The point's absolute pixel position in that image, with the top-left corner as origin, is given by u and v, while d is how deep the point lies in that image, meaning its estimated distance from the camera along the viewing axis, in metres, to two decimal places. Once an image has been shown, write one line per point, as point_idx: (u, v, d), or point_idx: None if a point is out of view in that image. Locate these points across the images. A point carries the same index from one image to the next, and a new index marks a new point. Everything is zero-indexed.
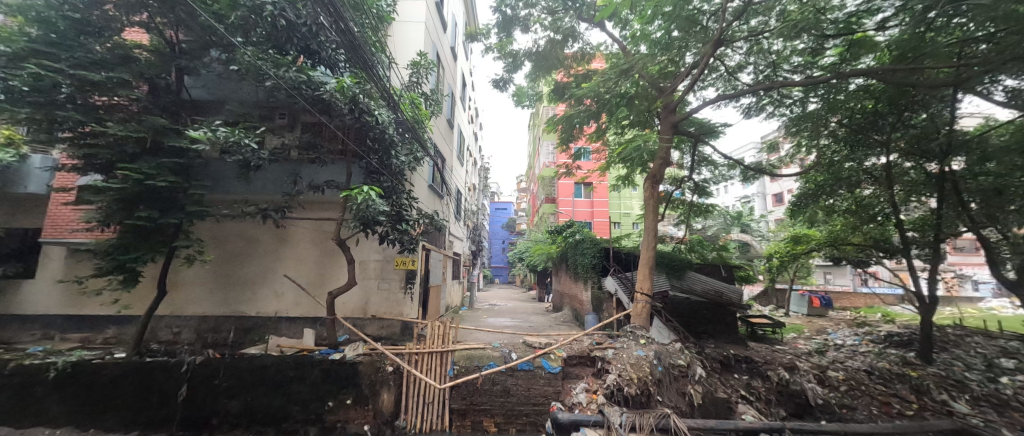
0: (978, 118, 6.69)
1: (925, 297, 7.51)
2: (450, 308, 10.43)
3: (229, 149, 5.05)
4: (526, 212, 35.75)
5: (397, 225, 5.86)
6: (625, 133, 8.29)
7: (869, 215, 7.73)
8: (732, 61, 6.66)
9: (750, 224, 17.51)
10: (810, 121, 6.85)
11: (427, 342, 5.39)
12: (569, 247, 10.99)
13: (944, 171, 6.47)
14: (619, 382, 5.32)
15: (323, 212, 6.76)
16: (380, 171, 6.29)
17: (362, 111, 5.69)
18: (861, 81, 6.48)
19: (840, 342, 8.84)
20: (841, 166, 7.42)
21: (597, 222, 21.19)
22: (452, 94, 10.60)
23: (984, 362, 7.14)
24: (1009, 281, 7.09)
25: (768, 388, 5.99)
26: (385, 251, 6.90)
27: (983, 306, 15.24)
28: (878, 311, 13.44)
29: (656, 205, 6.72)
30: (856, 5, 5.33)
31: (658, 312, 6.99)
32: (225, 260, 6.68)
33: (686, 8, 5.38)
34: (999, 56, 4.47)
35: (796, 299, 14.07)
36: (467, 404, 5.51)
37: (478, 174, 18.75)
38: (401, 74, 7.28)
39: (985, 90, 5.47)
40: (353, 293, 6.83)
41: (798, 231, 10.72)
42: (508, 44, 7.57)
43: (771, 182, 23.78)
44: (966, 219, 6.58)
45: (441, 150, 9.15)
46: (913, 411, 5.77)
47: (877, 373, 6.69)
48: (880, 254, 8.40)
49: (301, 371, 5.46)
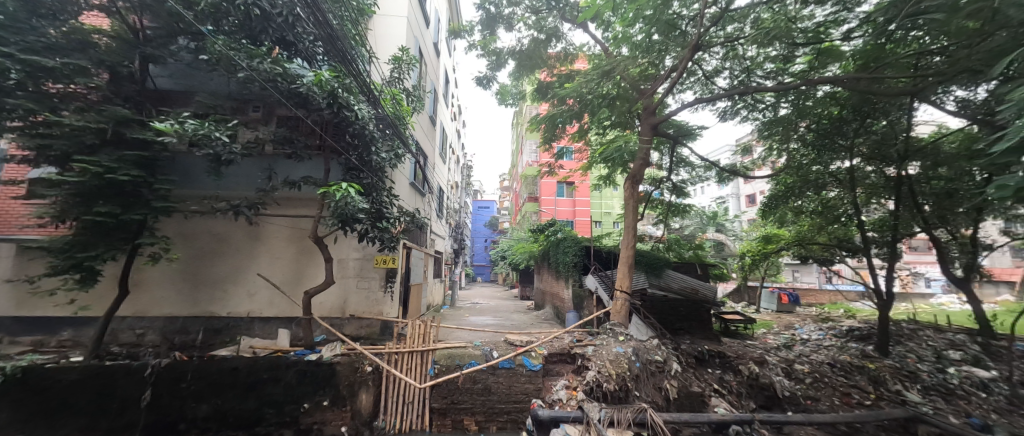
0: (932, 125, 7.13)
1: (882, 294, 7.98)
2: (431, 307, 10.35)
3: (199, 142, 4.84)
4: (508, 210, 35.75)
5: (377, 223, 5.74)
6: (607, 133, 8.42)
7: (833, 216, 8.15)
8: (709, 65, 6.87)
9: (725, 224, 18.13)
10: (782, 125, 7.16)
11: (408, 342, 5.36)
12: (551, 245, 11.09)
13: (901, 175, 6.84)
14: (599, 378, 5.48)
15: (300, 209, 6.59)
16: (361, 168, 6.22)
17: (341, 106, 5.57)
18: (828, 88, 6.74)
19: (806, 337, 9.28)
20: (808, 169, 7.77)
21: (579, 221, 21.48)
22: (435, 91, 10.48)
23: (934, 353, 7.66)
24: (957, 278, 7.63)
25: (739, 381, 6.22)
26: (364, 249, 6.78)
27: (934, 302, 16.30)
28: (841, 308, 14.16)
29: (636, 206, 6.86)
30: (824, 15, 5.63)
31: (636, 310, 7.15)
32: (194, 258, 6.39)
33: (666, 12, 5.50)
34: (952, 68, 4.81)
35: (767, 295, 14.69)
36: (448, 403, 5.48)
37: (460, 171, 18.62)
38: (381, 69, 7.17)
39: (938, 99, 5.84)
40: (331, 292, 6.68)
41: (769, 231, 11.17)
42: (491, 41, 7.55)
43: (745, 184, 24.73)
44: (919, 220, 7.07)
45: (423, 147, 9.04)
46: (871, 401, 6.13)
47: (838, 366, 7.05)
48: (844, 253, 8.90)
49: (276, 372, 5.32)
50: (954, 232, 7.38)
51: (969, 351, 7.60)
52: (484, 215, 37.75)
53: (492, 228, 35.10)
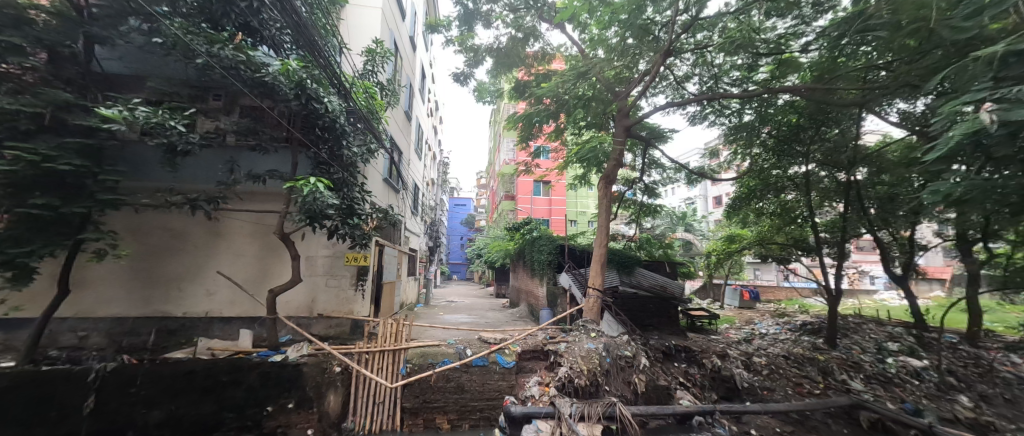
0: (878, 134, 7.69)
1: (832, 290, 8.58)
2: (405, 306, 10.22)
3: (151, 130, 4.55)
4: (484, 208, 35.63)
5: (348, 219, 5.57)
6: (583, 134, 8.55)
7: (791, 217, 8.68)
8: (680, 71, 7.13)
9: (693, 224, 18.88)
10: (745, 131, 7.62)
11: (379, 341, 5.24)
12: (526, 244, 11.17)
13: (851, 180, 7.35)
14: (571, 374, 5.56)
15: (265, 205, 6.30)
16: (331, 162, 6.03)
17: (310, 98, 5.37)
18: (788, 97, 7.20)
19: (765, 331, 9.83)
20: (769, 173, 8.26)
21: (554, 220, 21.72)
22: (411, 85, 10.30)
23: (875, 345, 8.33)
24: (897, 276, 8.30)
25: (703, 374, 6.49)
26: (334, 247, 6.58)
27: (878, 298, 17.65)
28: (796, 304, 15.12)
29: (610, 205, 6.99)
30: (785, 27, 6.01)
31: (608, 307, 7.33)
32: (145, 255, 5.95)
33: (640, 17, 5.62)
34: (894, 82, 5.25)
35: (730, 292, 15.44)
36: (420, 402, 5.43)
37: (437, 167, 18.41)
38: (354, 61, 6.95)
39: (884, 110, 6.31)
40: (297, 291, 6.43)
41: (734, 231, 11.74)
42: (468, 38, 7.49)
43: (712, 186, 25.88)
44: (865, 222, 7.66)
45: (398, 142, 8.85)
46: (820, 390, 6.58)
47: (792, 358, 7.52)
48: (799, 253, 9.51)
49: (237, 374, 5.08)
50: (894, 233, 8.02)
51: (905, 342, 8.33)
52: (459, 212, 37.50)
53: (467, 226, 34.89)
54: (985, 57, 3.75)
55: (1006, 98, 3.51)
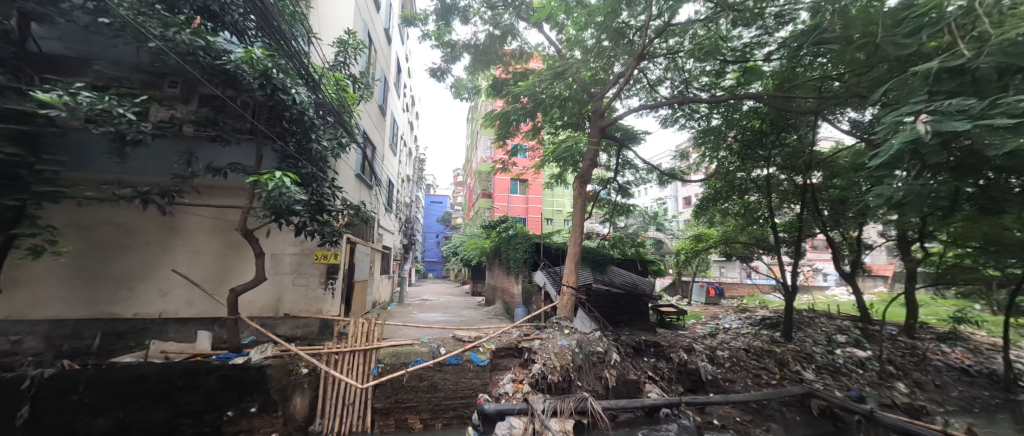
0: (832, 141, 8.22)
1: (788, 286, 9.15)
2: (378, 304, 10.01)
3: (95, 118, 4.20)
4: (460, 206, 35.39)
5: (317, 216, 5.39)
6: (559, 133, 8.67)
7: (753, 217, 9.17)
8: (653, 74, 7.33)
9: (664, 223, 19.48)
10: (712, 134, 7.98)
11: (349, 341, 5.09)
12: (502, 242, 11.20)
13: (808, 184, 7.82)
14: (544, 371, 5.65)
15: (226, 199, 5.98)
16: (299, 156, 5.78)
17: (275, 88, 5.10)
18: (752, 103, 7.49)
19: (728, 326, 10.33)
20: (734, 176, 8.62)
21: (530, 218, 21.89)
22: (386, 79, 10.04)
23: (826, 337, 8.95)
24: (846, 273, 8.92)
25: (670, 368, 6.73)
26: (302, 244, 6.36)
27: (829, 294, 18.92)
28: (757, 299, 16.00)
29: (584, 204, 7.09)
30: (750, 36, 6.30)
31: (581, 304, 7.47)
32: (89, 252, 5.47)
33: (615, 20, 5.77)
34: (846, 92, 5.63)
35: (697, 289, 16.13)
36: (392, 403, 5.33)
37: (412, 163, 18.10)
38: (325, 51, 6.70)
39: (836, 118, 6.75)
40: (261, 290, 6.14)
41: (701, 230, 12.22)
42: (446, 33, 7.35)
43: (682, 186, 26.96)
44: (819, 223, 8.20)
45: (371, 136, 8.61)
46: (776, 380, 6.99)
47: (752, 351, 7.91)
48: (760, 251, 10.07)
49: (195, 378, 4.81)
50: (844, 234, 8.63)
51: (852, 335, 8.99)
52: (434, 210, 37.09)
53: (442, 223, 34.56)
54: (923, 72, 4.12)
55: (938, 111, 3.87)
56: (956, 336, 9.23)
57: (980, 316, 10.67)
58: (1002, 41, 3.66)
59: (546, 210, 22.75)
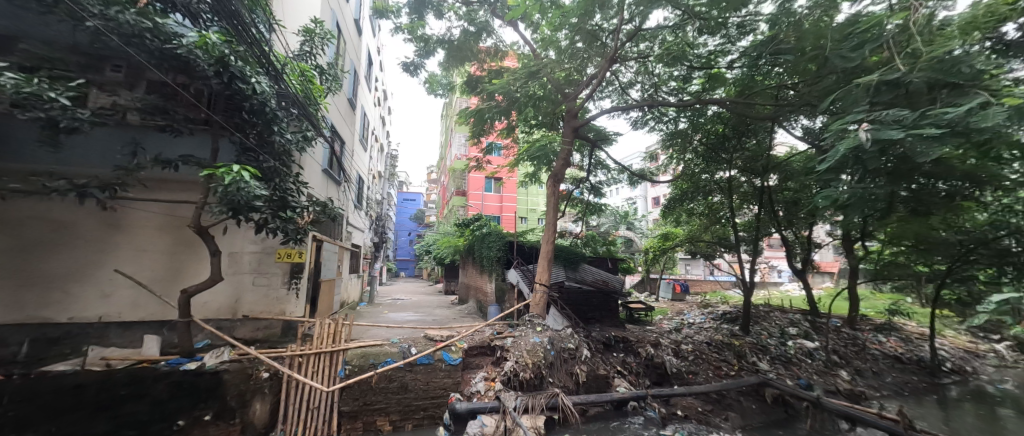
0: (787, 146, 8.77)
1: (747, 283, 9.68)
2: (346, 304, 9.71)
3: (22, 102, 3.76)
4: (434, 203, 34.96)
5: (279, 213, 5.12)
6: (533, 132, 8.72)
7: (716, 217, 9.64)
8: (624, 78, 7.53)
9: (634, 222, 20.07)
10: (679, 137, 8.32)
11: (315, 343, 4.83)
12: (475, 240, 11.18)
13: (765, 187, 8.33)
14: (516, 368, 5.69)
15: (178, 194, 5.57)
16: (258, 149, 5.48)
17: (233, 77, 4.80)
18: (716, 109, 7.86)
19: (692, 321, 10.79)
20: (699, 177, 8.92)
21: (504, 216, 21.92)
22: (355, 71, 9.69)
23: (779, 330, 9.57)
24: (798, 270, 9.56)
25: (638, 362, 6.95)
26: (263, 242, 6.06)
27: (784, 289, 20.20)
28: (719, 295, 16.87)
29: (557, 203, 7.16)
30: (714, 44, 6.61)
31: (553, 302, 7.57)
32: (13, 249, 4.86)
33: (588, 23, 5.89)
34: (799, 101, 6.03)
35: (664, 286, 16.76)
36: (360, 405, 5.18)
37: (383, 159, 17.64)
38: (289, 40, 6.38)
39: (790, 126, 7.21)
40: (217, 291, 5.77)
41: (668, 229, 12.69)
42: (419, 27, 7.17)
43: (651, 187, 28.01)
44: (776, 223, 8.74)
45: (339, 131, 8.30)
46: (735, 371, 7.38)
47: (713, 344, 8.32)
48: (723, 249, 10.61)
49: (141, 386, 4.47)
50: (796, 233, 9.25)
51: (802, 327, 9.67)
52: (407, 208, 36.47)
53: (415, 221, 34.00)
54: (865, 85, 4.47)
55: (877, 120, 4.23)
56: (891, 327, 10.12)
57: (910, 308, 11.78)
58: (930, 59, 4.07)
59: (519, 208, 22.84)
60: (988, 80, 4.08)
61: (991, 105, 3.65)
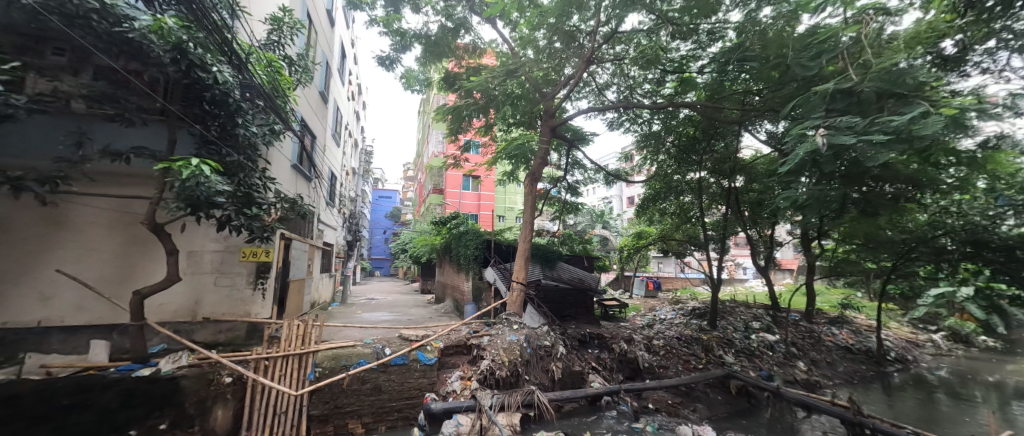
0: (752, 149, 9.20)
1: (715, 280, 10.09)
2: (317, 305, 9.39)
3: None
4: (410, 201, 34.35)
5: (244, 209, 4.87)
6: (511, 131, 8.72)
7: (687, 216, 9.99)
8: (601, 79, 7.66)
9: (610, 221, 20.48)
10: (653, 138, 8.56)
11: (282, 345, 4.63)
12: (453, 238, 11.08)
13: (732, 188, 8.71)
14: (492, 366, 5.69)
15: (129, 189, 5.14)
16: (220, 142, 5.17)
17: (192, 65, 4.46)
18: (687, 112, 8.13)
19: (663, 317, 11.15)
20: (671, 178, 9.21)
21: (482, 215, 21.78)
22: (328, 63, 9.35)
23: (744, 324, 10.04)
24: (762, 267, 10.05)
25: (612, 358, 7.10)
26: (226, 240, 5.75)
27: (749, 286, 21.21)
28: (689, 292, 17.51)
29: (534, 201, 7.20)
30: (685, 50, 6.83)
31: (530, 300, 7.62)
32: None
33: (565, 24, 5.95)
34: (762, 106, 6.33)
35: (638, 283, 17.23)
36: (331, 408, 5.03)
37: (356, 156, 17.17)
38: (254, 28, 6.07)
39: (756, 130, 7.56)
40: (174, 292, 5.43)
41: (642, 228, 13.03)
42: (394, 20, 6.99)
43: (626, 187, 28.77)
44: (741, 222, 9.15)
45: (310, 125, 7.99)
46: (703, 365, 7.68)
47: (683, 338, 8.62)
48: (693, 247, 11.01)
49: (88, 395, 4.14)
50: (761, 232, 9.73)
51: (764, 321, 10.19)
52: (382, 205, 35.71)
53: (391, 219, 33.27)
54: (822, 92, 4.74)
55: (832, 126, 4.49)
56: (844, 320, 10.85)
57: (860, 302, 12.64)
58: (880, 70, 4.37)
59: (497, 207, 22.80)
60: (930, 92, 4.41)
61: (931, 114, 3.95)
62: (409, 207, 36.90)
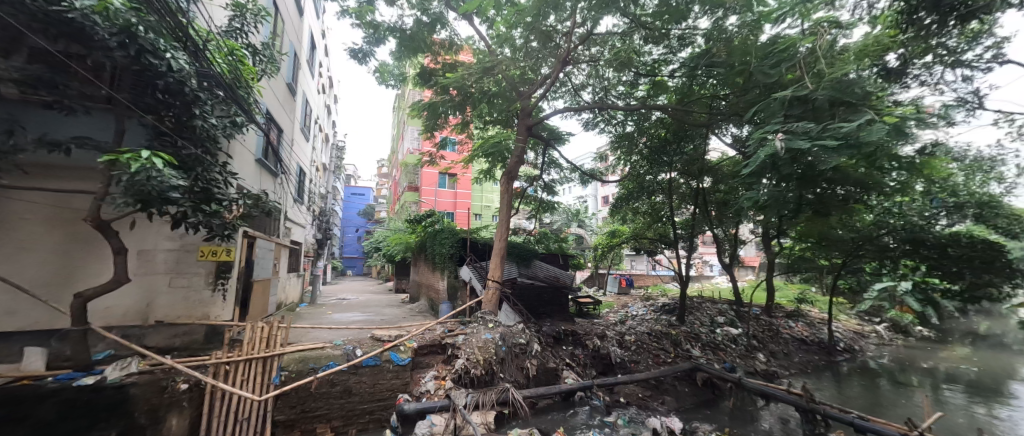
0: (720, 152, 9.59)
1: (684, 277, 10.47)
2: (284, 305, 9.01)
3: None
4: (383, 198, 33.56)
5: (202, 206, 4.58)
6: (488, 129, 8.67)
7: (658, 216, 10.31)
8: (577, 80, 7.75)
9: (585, 220, 20.80)
10: (626, 139, 8.78)
11: (244, 348, 4.38)
12: (428, 237, 10.91)
13: (700, 188, 9.07)
14: (467, 365, 5.66)
15: (70, 183, 4.70)
16: (176, 134, 4.83)
17: (142, 50, 4.13)
18: (659, 114, 8.37)
19: (636, 313, 11.48)
20: (644, 178, 9.47)
21: (458, 213, 21.54)
22: (296, 53, 8.95)
23: (710, 319, 10.50)
24: (727, 264, 10.53)
25: (585, 354, 7.23)
26: (181, 239, 5.39)
27: (715, 282, 22.18)
28: (660, 288, 18.16)
29: (510, 200, 7.19)
30: (658, 54, 7.03)
31: (506, 298, 7.63)
32: None
33: (542, 23, 5.97)
34: (729, 111, 6.62)
35: (611, 280, 17.67)
36: (298, 413, 4.84)
37: (326, 151, 16.56)
38: (214, 13, 5.71)
39: (723, 133, 7.90)
40: (122, 294, 5.02)
41: (616, 227, 13.33)
42: (367, 12, 6.76)
43: (601, 186, 29.35)
44: (708, 221, 9.55)
45: (276, 118, 7.61)
46: (672, 358, 7.97)
47: (653, 334, 8.87)
48: (664, 246, 11.37)
49: (20, 408, 3.78)
50: (726, 231, 10.18)
51: (728, 316, 10.68)
52: (354, 202, 34.75)
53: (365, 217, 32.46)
54: (781, 99, 5.01)
55: (790, 131, 4.77)
56: (800, 314, 11.56)
57: (814, 297, 13.50)
58: (833, 80, 4.67)
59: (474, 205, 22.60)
60: (876, 101, 4.74)
61: (876, 122, 4.26)
62: (381, 205, 35.96)
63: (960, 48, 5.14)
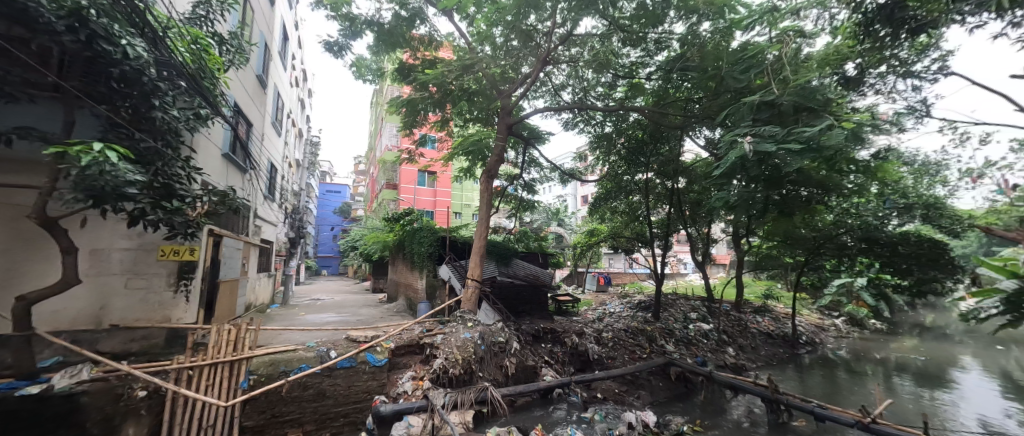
0: (694, 153, 9.89)
1: (659, 274, 10.76)
2: (253, 306, 8.64)
3: None
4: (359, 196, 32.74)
5: (162, 202, 4.30)
6: (468, 127, 8.60)
7: (634, 215, 10.54)
8: (557, 80, 7.81)
9: (564, 219, 21.00)
10: (605, 140, 8.92)
11: (209, 353, 4.15)
12: (406, 235, 10.73)
13: (675, 188, 9.33)
14: (445, 365, 5.60)
15: (13, 177, 4.30)
16: (133, 125, 4.52)
17: (94, 35, 3.82)
18: (636, 115, 8.54)
19: (613, 310, 11.71)
20: (621, 178, 9.67)
21: (437, 212, 21.29)
22: (266, 44, 8.58)
23: (683, 315, 10.85)
24: (700, 262, 10.89)
25: (563, 351, 7.30)
26: (140, 237, 5.11)
27: (688, 279, 22.92)
28: (636, 286, 18.62)
29: (490, 199, 7.16)
30: (636, 56, 7.17)
31: (485, 297, 7.60)
32: None
33: (523, 23, 5.97)
34: (702, 114, 6.84)
35: (589, 279, 17.97)
36: (267, 418, 4.65)
37: (298, 146, 15.99)
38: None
39: (696, 136, 8.17)
40: (72, 296, 4.61)
41: (595, 226, 13.53)
42: (343, 4, 6.55)
43: (579, 185, 29.72)
44: (682, 221, 9.85)
45: (245, 111, 7.29)
46: (647, 354, 8.16)
47: (630, 330, 9.06)
48: (640, 244, 11.63)
49: None
50: (699, 230, 10.52)
51: (700, 312, 11.06)
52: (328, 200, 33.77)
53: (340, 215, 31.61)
54: (750, 104, 5.22)
55: (757, 134, 4.97)
56: (766, 309, 12.11)
57: (780, 293, 14.16)
58: (798, 86, 4.89)
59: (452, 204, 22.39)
60: (836, 107, 5.00)
61: (836, 127, 4.51)
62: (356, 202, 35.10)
63: (911, 59, 5.50)
